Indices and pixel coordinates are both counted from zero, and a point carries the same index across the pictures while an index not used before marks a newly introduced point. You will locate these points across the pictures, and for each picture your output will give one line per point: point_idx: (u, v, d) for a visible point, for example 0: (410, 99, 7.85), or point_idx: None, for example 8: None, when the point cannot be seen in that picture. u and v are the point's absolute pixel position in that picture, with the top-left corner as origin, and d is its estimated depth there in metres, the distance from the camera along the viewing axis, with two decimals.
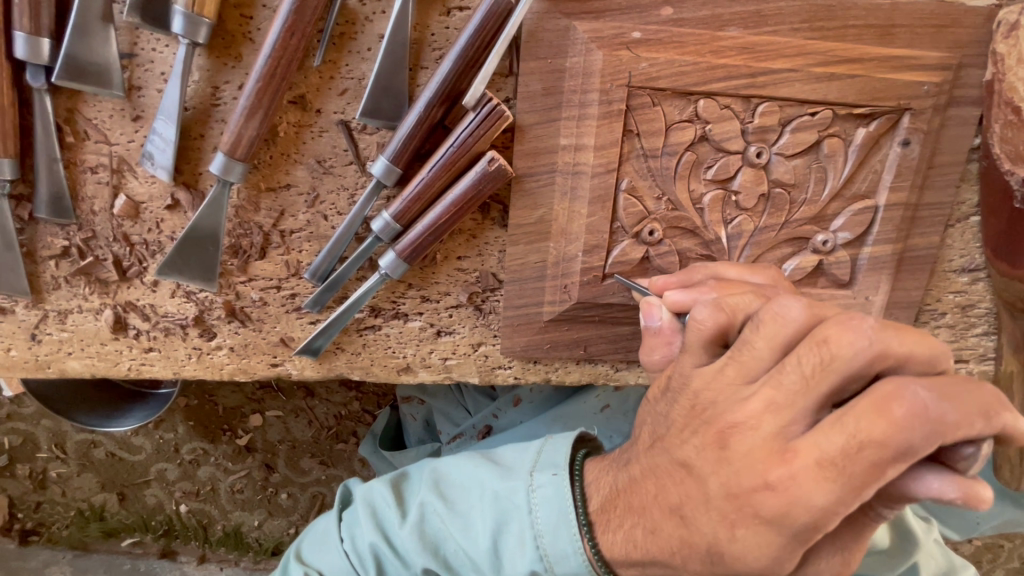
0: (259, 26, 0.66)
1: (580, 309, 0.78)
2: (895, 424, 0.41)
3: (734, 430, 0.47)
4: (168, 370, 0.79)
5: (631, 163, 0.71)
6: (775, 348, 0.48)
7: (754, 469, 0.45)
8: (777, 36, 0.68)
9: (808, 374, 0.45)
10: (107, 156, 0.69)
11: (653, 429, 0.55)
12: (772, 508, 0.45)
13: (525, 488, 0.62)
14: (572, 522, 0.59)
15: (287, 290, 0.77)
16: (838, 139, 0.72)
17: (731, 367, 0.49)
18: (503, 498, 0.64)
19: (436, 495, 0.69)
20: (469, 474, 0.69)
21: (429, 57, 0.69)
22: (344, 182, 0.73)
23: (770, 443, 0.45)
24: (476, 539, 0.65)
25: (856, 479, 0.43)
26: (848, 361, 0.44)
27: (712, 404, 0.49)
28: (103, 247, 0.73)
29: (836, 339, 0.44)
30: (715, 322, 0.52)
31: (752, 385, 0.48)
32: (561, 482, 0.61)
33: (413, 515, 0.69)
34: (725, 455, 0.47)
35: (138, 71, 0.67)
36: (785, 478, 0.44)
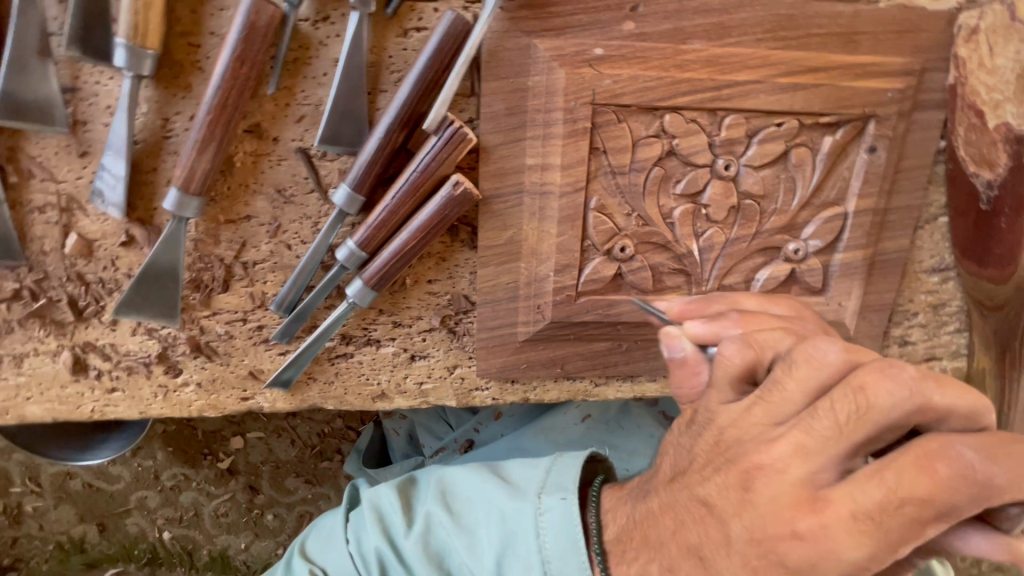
0: (208, 54, 0.63)
1: (555, 328, 0.77)
2: (935, 482, 0.40)
3: (760, 476, 0.44)
4: (133, 410, 0.77)
5: (599, 180, 0.70)
6: (808, 395, 0.45)
7: (780, 517, 0.43)
8: (740, 47, 0.68)
9: (842, 422, 0.42)
10: (55, 194, 0.67)
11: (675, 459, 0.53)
12: (799, 559, 0.43)
13: (533, 510, 0.61)
14: (582, 550, 0.57)
15: (253, 321, 0.75)
16: (805, 149, 0.72)
17: (756, 408, 0.46)
18: (512, 516, 0.62)
19: (443, 505, 0.68)
20: (477, 486, 0.68)
21: (387, 80, 0.67)
22: (306, 211, 0.71)
23: (799, 494, 0.43)
24: (483, 556, 0.63)
25: (894, 537, 0.41)
26: (885, 414, 0.41)
27: (736, 443, 0.46)
28: (57, 287, 0.70)
29: (873, 387, 0.41)
30: (743, 359, 0.49)
31: (779, 428, 0.45)
32: (570, 507, 0.60)
33: (422, 524, 0.67)
34: (748, 499, 0.45)
35: (82, 105, 0.64)
36: (816, 531, 0.42)
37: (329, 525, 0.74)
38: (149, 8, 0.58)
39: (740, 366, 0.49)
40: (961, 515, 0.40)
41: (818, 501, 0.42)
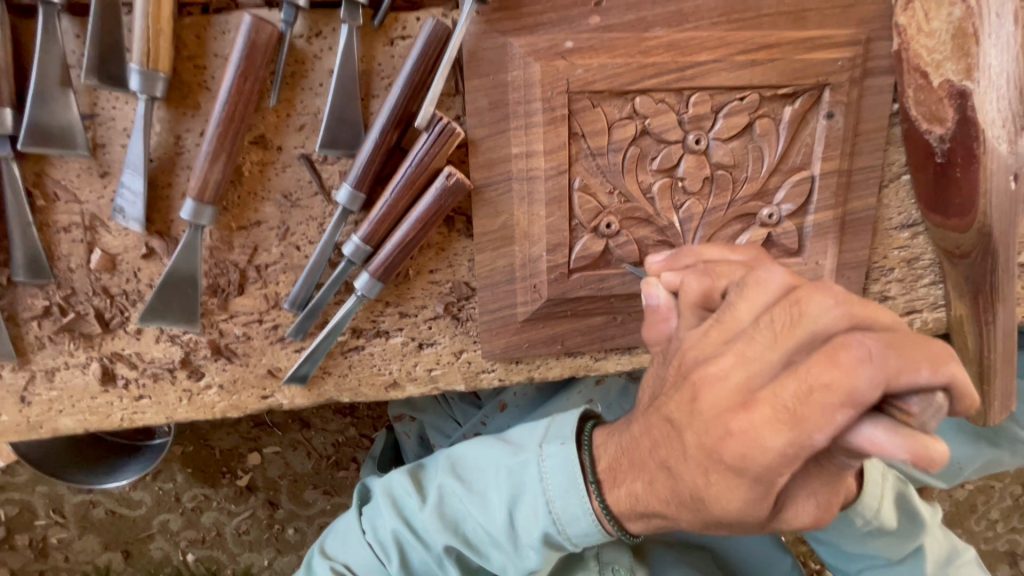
0: (214, 75, 0.69)
1: (552, 306, 0.82)
2: (833, 364, 0.43)
3: (709, 380, 0.49)
4: (160, 416, 0.81)
5: (581, 163, 0.76)
6: (755, 310, 0.50)
7: (719, 417, 0.48)
8: (698, 31, 0.74)
9: (778, 330, 0.47)
10: (79, 214, 0.72)
11: (655, 386, 0.59)
12: (733, 453, 0.48)
13: (535, 459, 0.69)
14: (581, 485, 0.65)
15: (269, 321, 0.79)
16: (768, 119, 0.78)
17: (714, 329, 0.52)
18: (516, 472, 0.70)
19: (451, 477, 0.76)
20: (480, 454, 0.76)
21: (379, 86, 0.73)
22: (312, 213, 0.76)
23: (737, 391, 0.47)
24: (494, 513, 0.72)
25: (808, 425, 0.44)
26: (818, 323, 0.46)
27: (694, 362, 0.52)
28: (84, 302, 0.75)
29: (806, 300, 0.47)
30: (699, 286, 0.58)
31: (727, 345, 0.50)
32: (568, 452, 0.67)
33: (434, 498, 0.75)
34: (699, 400, 0.50)
35: (101, 129, 0.69)
36: (743, 425, 0.46)
37: (345, 524, 0.83)
38: (159, 35, 0.64)
39: (699, 293, 0.58)
40: (865, 396, 0.42)
41: (749, 398, 0.46)
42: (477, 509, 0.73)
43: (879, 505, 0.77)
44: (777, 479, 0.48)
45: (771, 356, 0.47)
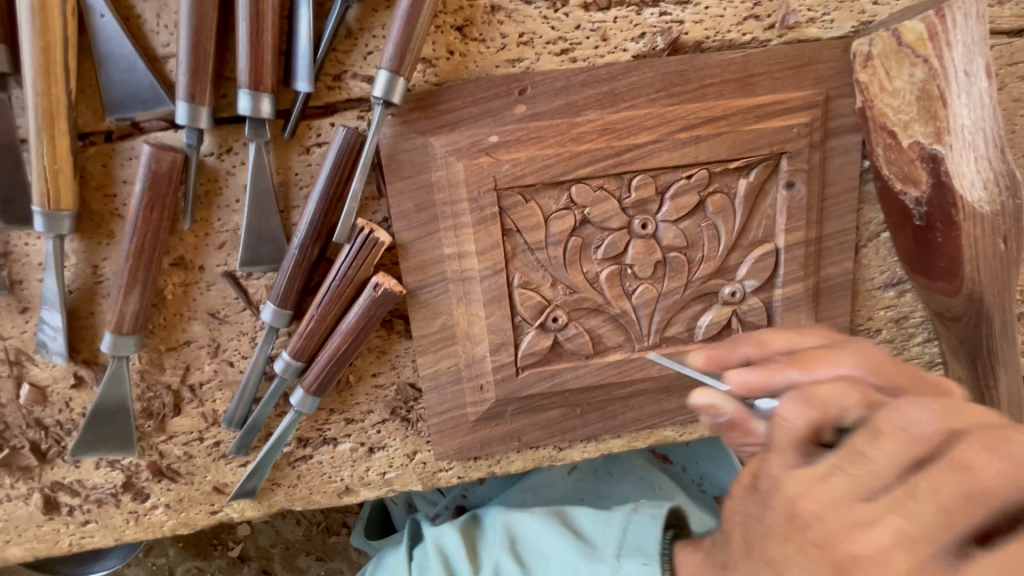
0: (124, 201, 0.67)
1: (503, 404, 0.77)
2: (983, 489, 0.32)
3: (817, 513, 0.37)
4: (108, 539, 0.79)
5: (519, 258, 0.71)
6: (899, 458, 0.35)
7: (841, 549, 0.35)
8: (635, 109, 0.68)
9: (889, 448, 0.36)
10: (4, 349, 0.70)
11: (746, 522, 0.42)
12: None
13: (612, 572, 0.67)
14: None
15: (210, 439, 0.76)
16: (721, 195, 0.72)
17: (836, 461, 0.37)
18: (586, 573, 0.69)
19: (510, 553, 0.75)
20: (546, 537, 0.75)
21: (298, 196, 0.69)
22: (241, 328, 0.73)
23: (857, 519, 0.35)
24: None
25: (950, 553, 0.32)
26: (920, 432, 0.35)
27: (787, 493, 0.38)
28: (19, 435, 0.73)
29: (897, 416, 0.36)
30: (806, 422, 0.39)
31: (827, 466, 0.38)
32: (650, 574, 0.64)
33: (490, 569, 0.75)
34: (809, 536, 0.37)
35: (16, 266, 0.67)
36: (874, 555, 0.34)
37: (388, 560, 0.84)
38: (58, 174, 0.61)
39: (805, 429, 0.39)
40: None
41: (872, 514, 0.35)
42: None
43: None
44: None
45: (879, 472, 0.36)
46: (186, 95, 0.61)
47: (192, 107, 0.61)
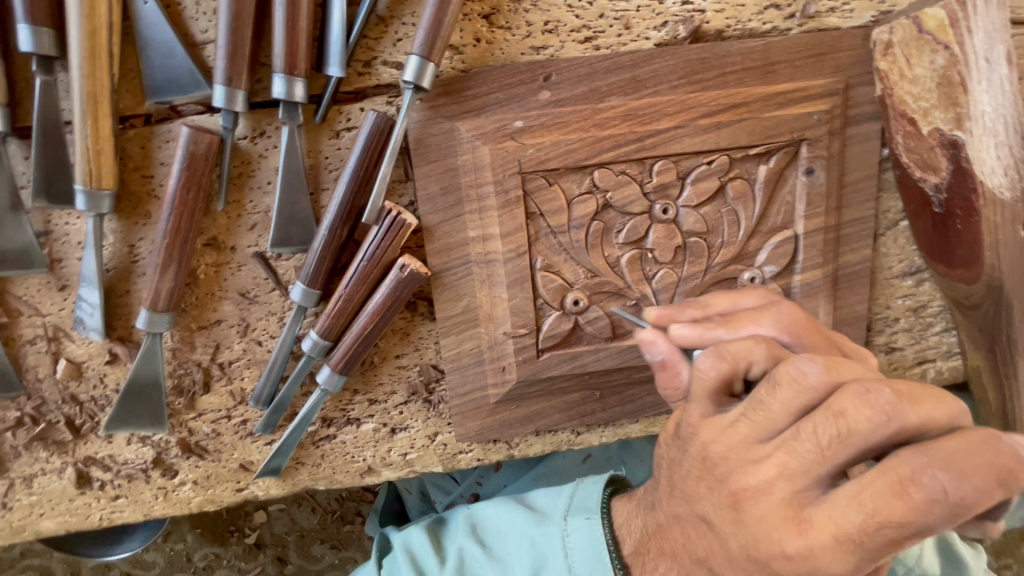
0: (161, 182, 0.69)
1: (524, 386, 0.78)
2: (907, 506, 0.39)
3: (748, 496, 0.44)
4: (137, 514, 0.81)
5: (542, 242, 0.72)
6: (792, 414, 0.43)
7: (771, 537, 0.43)
8: (657, 96, 0.70)
9: (824, 444, 0.41)
10: (43, 326, 0.72)
11: (670, 468, 0.52)
12: (787, 572, 0.43)
13: (560, 533, 0.63)
14: (607, 567, 0.58)
15: (237, 417, 0.78)
16: (741, 181, 0.73)
17: (743, 425, 0.44)
18: (540, 541, 0.64)
19: (472, 539, 0.69)
20: (506, 518, 0.69)
21: (327, 179, 0.71)
22: (270, 308, 0.75)
23: (787, 510, 0.42)
24: None
25: (868, 554, 0.40)
26: (868, 437, 0.40)
27: (724, 461, 0.45)
28: (54, 410, 0.75)
29: (853, 413, 0.40)
30: (718, 373, 0.47)
31: (764, 445, 0.44)
32: (594, 526, 0.61)
33: (454, 560, 0.68)
34: (739, 517, 0.44)
35: (56, 245, 0.70)
36: (804, 549, 0.41)
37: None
38: (100, 154, 0.64)
39: (718, 380, 0.47)
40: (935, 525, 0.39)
41: (804, 513, 0.42)
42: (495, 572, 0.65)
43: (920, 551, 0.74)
44: None
45: (812, 469, 0.42)
46: (224, 79, 0.63)
47: (229, 90, 0.63)
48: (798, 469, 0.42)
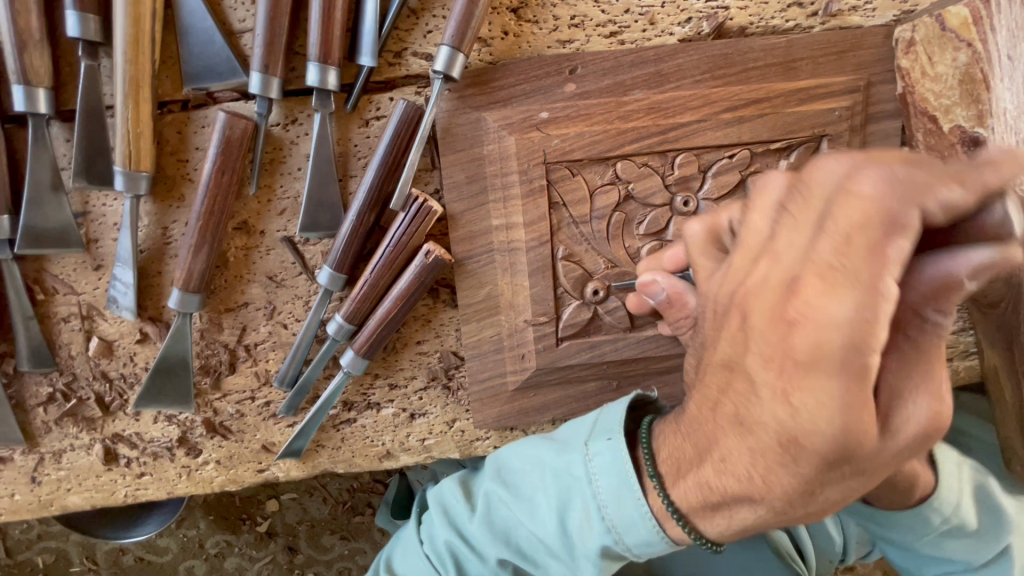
0: (195, 166, 0.71)
1: (543, 374, 0.79)
2: (869, 201, 0.35)
3: (750, 296, 0.43)
4: (161, 492, 0.83)
5: (564, 231, 0.74)
6: (769, 216, 0.42)
7: (769, 315, 0.41)
8: (680, 90, 0.71)
9: (796, 209, 0.40)
10: (77, 304, 0.74)
11: (696, 357, 0.51)
12: (804, 347, 0.39)
13: (581, 460, 0.59)
14: (634, 486, 0.55)
15: (261, 398, 0.80)
16: (761, 175, 0.74)
17: (736, 256, 0.45)
18: (562, 472, 0.61)
19: (498, 483, 0.67)
20: (527, 453, 0.67)
21: (356, 166, 0.73)
22: (297, 292, 0.76)
23: (781, 293, 0.40)
24: (546, 522, 0.61)
25: (865, 275, 0.36)
26: (825, 183, 0.38)
27: (729, 296, 0.45)
28: (85, 386, 0.77)
29: (809, 175, 0.39)
30: (702, 229, 0.53)
31: (756, 262, 0.43)
32: (618, 446, 0.58)
33: (481, 505, 0.67)
34: (750, 330, 0.43)
35: (93, 226, 0.72)
36: (802, 306, 0.39)
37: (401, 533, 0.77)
38: (139, 137, 0.66)
39: (705, 237, 0.53)
40: (909, 218, 0.35)
41: (793, 283, 0.39)
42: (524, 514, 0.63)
43: (958, 500, 0.71)
44: (870, 356, 0.37)
45: (799, 237, 0.39)
46: (261, 66, 0.65)
47: (265, 77, 0.65)
48: (792, 253, 0.40)
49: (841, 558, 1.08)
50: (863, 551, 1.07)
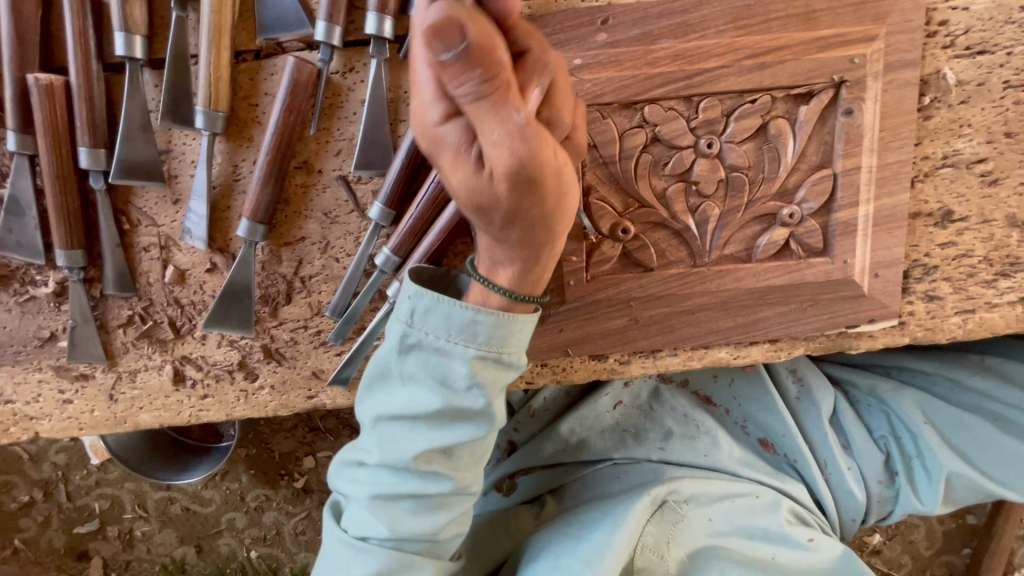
0: (264, 110, 0.79)
1: (571, 309, 0.85)
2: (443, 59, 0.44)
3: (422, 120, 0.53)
4: (221, 413, 0.91)
5: (595, 171, 0.80)
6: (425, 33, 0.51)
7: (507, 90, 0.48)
8: (706, 39, 0.76)
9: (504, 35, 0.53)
10: (157, 235, 0.83)
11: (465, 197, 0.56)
12: (452, 175, 0.54)
13: (397, 336, 0.67)
14: (452, 302, 0.64)
15: (313, 327, 0.87)
16: (782, 120, 0.79)
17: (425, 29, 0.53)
18: (376, 386, 0.71)
19: (390, 408, 0.69)
20: (376, 395, 0.71)
21: (405, 111, 0.80)
22: (349, 228, 0.84)
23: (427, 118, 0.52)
24: (403, 423, 0.68)
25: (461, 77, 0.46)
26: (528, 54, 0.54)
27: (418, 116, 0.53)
28: (160, 311, 0.86)
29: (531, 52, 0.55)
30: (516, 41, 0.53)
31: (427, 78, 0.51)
32: (420, 296, 0.65)
33: (400, 428, 0.69)
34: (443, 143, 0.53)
35: (174, 163, 0.81)
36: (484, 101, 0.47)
37: (349, 494, 0.75)
38: (219, 80, 0.75)
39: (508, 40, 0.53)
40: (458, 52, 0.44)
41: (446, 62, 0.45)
42: (422, 396, 0.66)
43: None
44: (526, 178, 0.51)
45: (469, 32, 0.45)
46: (325, 15, 0.73)
47: (329, 25, 0.74)
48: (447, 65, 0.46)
49: (863, 518, 1.10)
50: (884, 510, 1.09)
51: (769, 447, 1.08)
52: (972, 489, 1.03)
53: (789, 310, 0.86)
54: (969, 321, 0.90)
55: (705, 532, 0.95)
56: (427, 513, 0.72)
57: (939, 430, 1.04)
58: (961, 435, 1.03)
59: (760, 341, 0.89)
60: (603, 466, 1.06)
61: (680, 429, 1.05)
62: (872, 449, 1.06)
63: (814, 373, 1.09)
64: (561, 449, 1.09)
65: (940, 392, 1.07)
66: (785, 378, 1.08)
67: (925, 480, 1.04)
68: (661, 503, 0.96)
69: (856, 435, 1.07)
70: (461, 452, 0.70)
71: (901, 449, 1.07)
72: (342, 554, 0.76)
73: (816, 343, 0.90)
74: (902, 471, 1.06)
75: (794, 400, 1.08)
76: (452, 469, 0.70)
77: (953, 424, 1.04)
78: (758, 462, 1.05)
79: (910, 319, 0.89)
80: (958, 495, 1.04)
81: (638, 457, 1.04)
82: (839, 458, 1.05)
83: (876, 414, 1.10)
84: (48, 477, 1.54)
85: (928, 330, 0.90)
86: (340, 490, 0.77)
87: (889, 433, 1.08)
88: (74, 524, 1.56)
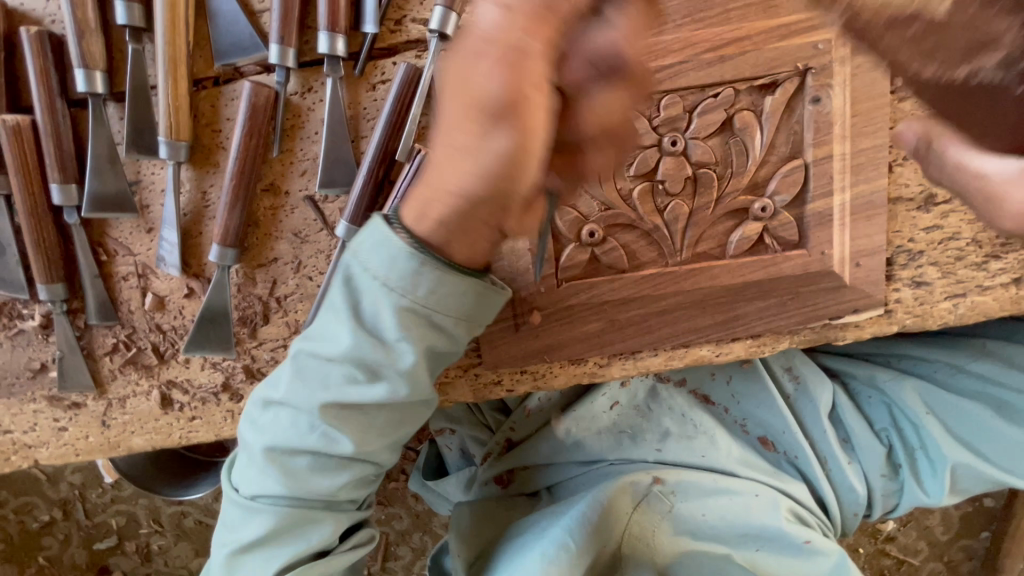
0: (227, 135, 0.80)
1: (547, 315, 0.84)
2: None
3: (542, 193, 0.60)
4: (210, 433, 0.92)
5: None
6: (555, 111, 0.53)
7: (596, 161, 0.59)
8: (663, 35, 0.75)
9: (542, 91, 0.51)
10: (134, 263, 0.85)
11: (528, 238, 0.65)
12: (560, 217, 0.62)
13: (351, 266, 0.66)
14: (401, 245, 0.62)
15: (293, 345, 0.88)
16: (748, 112, 0.77)
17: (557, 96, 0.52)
18: (320, 314, 0.70)
19: (323, 347, 0.68)
20: (316, 326, 0.70)
21: (366, 127, 0.80)
22: (320, 246, 0.84)
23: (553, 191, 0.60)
24: (331, 366, 0.68)
25: None
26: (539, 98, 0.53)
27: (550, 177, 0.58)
28: (143, 337, 0.88)
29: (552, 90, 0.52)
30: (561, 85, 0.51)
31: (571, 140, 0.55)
32: (380, 229, 0.64)
33: (320, 373, 0.68)
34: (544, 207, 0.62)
35: (145, 192, 0.82)
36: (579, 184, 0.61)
37: (252, 444, 0.73)
38: (178, 110, 0.76)
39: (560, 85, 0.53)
40: None
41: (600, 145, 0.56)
42: (345, 340, 0.66)
43: None
44: None
45: None
46: (278, 38, 0.74)
47: (282, 48, 0.74)
48: None
49: (867, 511, 1.07)
50: (889, 503, 1.07)
51: (768, 445, 1.05)
52: (978, 478, 1.00)
53: (770, 304, 0.83)
54: (960, 306, 0.87)
55: (691, 526, 0.95)
56: (324, 476, 0.71)
57: (941, 419, 1.01)
58: (963, 423, 1.00)
59: (742, 338, 0.86)
60: (600, 465, 1.06)
61: (676, 428, 1.03)
62: (874, 442, 1.04)
63: (811, 368, 1.07)
64: (557, 450, 1.09)
65: (940, 379, 1.04)
66: (781, 375, 1.06)
67: (928, 472, 1.01)
68: (647, 494, 0.97)
69: (855, 428, 1.04)
70: (378, 414, 0.70)
71: (903, 440, 1.04)
72: (238, 511, 0.74)
73: (802, 336, 0.87)
74: (905, 462, 1.03)
75: (791, 396, 1.06)
76: (358, 431, 0.70)
77: (957, 414, 1.00)
78: (758, 461, 1.02)
79: (898, 307, 0.86)
80: (963, 485, 1.01)
81: (633, 458, 1.03)
82: (838, 453, 1.03)
83: (877, 406, 1.07)
84: (66, 496, 1.59)
85: (917, 318, 0.87)
86: (244, 439, 0.75)
87: (890, 425, 1.05)
88: (93, 541, 1.61)
